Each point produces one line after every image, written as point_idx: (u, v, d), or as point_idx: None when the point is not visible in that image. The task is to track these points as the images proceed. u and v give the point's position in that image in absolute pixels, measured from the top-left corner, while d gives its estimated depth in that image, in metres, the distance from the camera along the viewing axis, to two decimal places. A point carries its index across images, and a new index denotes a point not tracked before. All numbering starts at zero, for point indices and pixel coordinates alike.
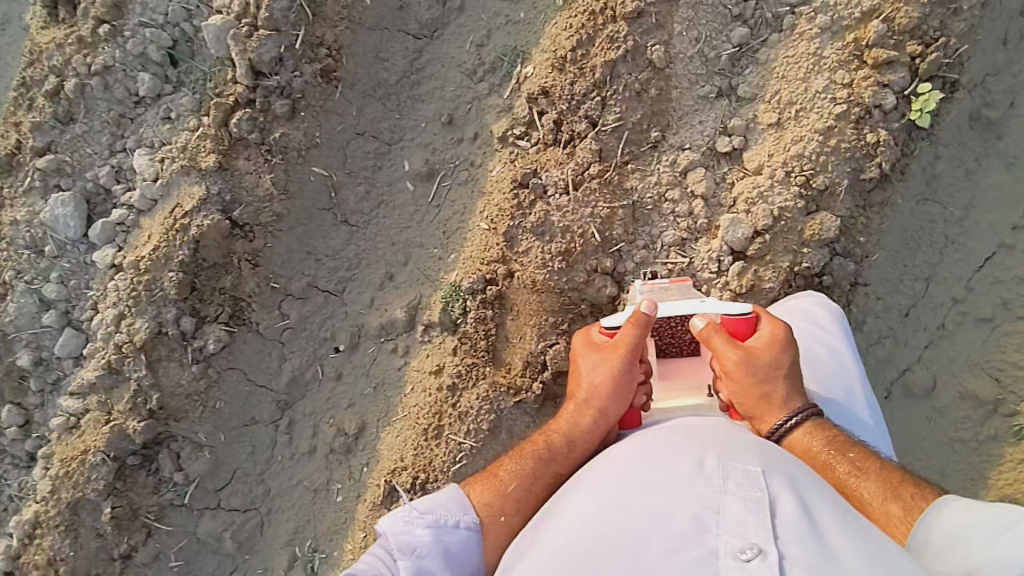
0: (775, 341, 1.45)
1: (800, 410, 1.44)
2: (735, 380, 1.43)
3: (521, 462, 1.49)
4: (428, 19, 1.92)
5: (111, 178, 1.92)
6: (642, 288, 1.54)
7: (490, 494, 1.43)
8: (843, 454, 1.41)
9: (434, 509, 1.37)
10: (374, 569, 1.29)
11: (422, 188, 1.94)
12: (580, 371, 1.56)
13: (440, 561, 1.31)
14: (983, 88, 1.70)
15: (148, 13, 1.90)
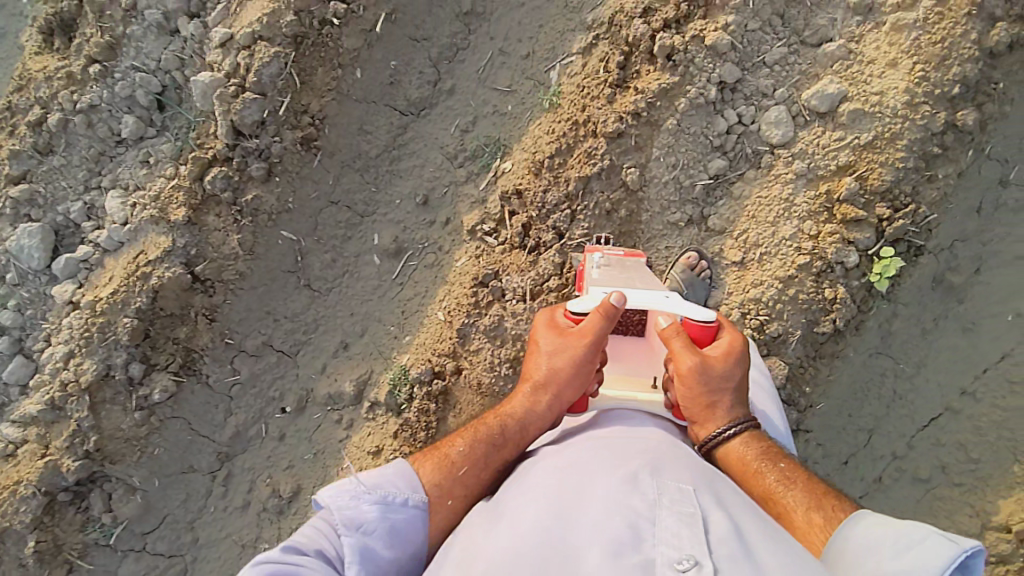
0: (732, 355, 1.37)
1: (742, 421, 1.37)
2: (687, 385, 1.34)
3: (472, 444, 1.34)
4: (416, 97, 1.93)
5: (82, 214, 1.94)
6: (601, 261, 1.55)
7: (436, 474, 1.28)
8: (774, 464, 1.34)
9: (382, 483, 1.22)
10: (312, 548, 1.12)
11: (389, 263, 1.95)
12: (539, 353, 1.44)
13: (385, 541, 1.16)
14: (951, 253, 1.70)
15: (140, 58, 1.91)
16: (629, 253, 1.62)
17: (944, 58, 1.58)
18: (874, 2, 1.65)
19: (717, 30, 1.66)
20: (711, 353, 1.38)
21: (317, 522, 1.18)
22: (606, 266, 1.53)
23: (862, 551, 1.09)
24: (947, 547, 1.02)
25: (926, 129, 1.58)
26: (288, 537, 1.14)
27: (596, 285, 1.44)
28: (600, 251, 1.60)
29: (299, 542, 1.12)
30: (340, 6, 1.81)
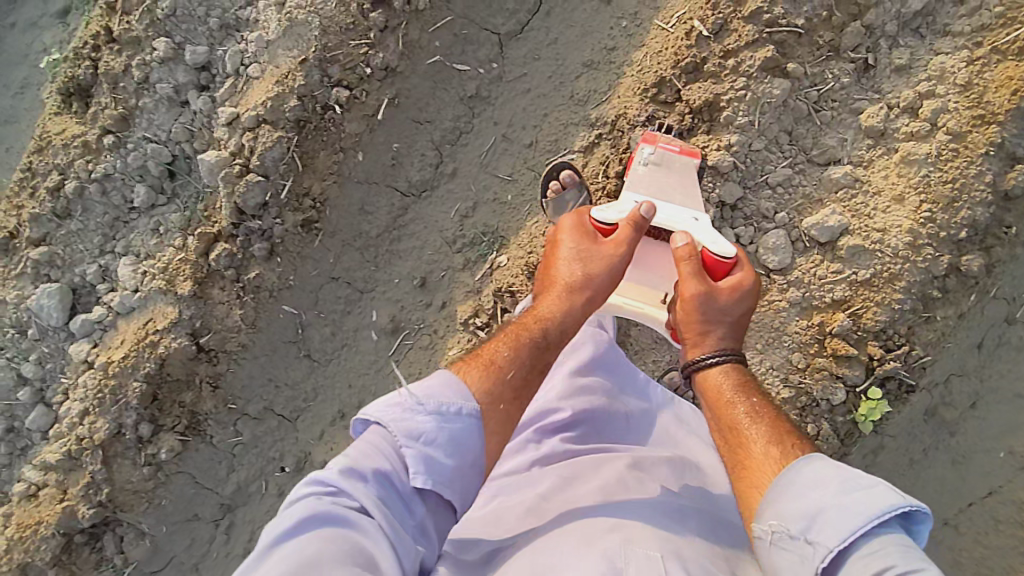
0: (741, 288, 1.39)
1: (731, 354, 1.38)
2: (687, 305, 1.40)
3: (519, 342, 1.34)
4: (417, 179, 1.92)
5: (98, 277, 2.03)
6: (649, 160, 1.59)
7: (482, 383, 1.24)
8: (747, 398, 1.31)
9: (435, 392, 1.17)
10: (370, 464, 1.10)
11: (385, 340, 1.99)
12: (565, 259, 1.47)
13: (445, 449, 1.13)
14: (945, 387, 1.67)
15: (152, 129, 1.95)
16: (684, 148, 1.62)
17: (954, 197, 1.51)
18: (886, 128, 1.59)
19: (720, 149, 1.62)
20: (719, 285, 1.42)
21: (372, 430, 1.15)
22: (653, 166, 1.59)
23: (805, 486, 1.08)
24: (889, 493, 1.03)
25: (928, 272, 1.54)
26: (344, 451, 1.13)
27: (633, 189, 1.56)
28: (654, 145, 1.60)
29: (356, 456, 1.11)
30: (342, 93, 1.81)
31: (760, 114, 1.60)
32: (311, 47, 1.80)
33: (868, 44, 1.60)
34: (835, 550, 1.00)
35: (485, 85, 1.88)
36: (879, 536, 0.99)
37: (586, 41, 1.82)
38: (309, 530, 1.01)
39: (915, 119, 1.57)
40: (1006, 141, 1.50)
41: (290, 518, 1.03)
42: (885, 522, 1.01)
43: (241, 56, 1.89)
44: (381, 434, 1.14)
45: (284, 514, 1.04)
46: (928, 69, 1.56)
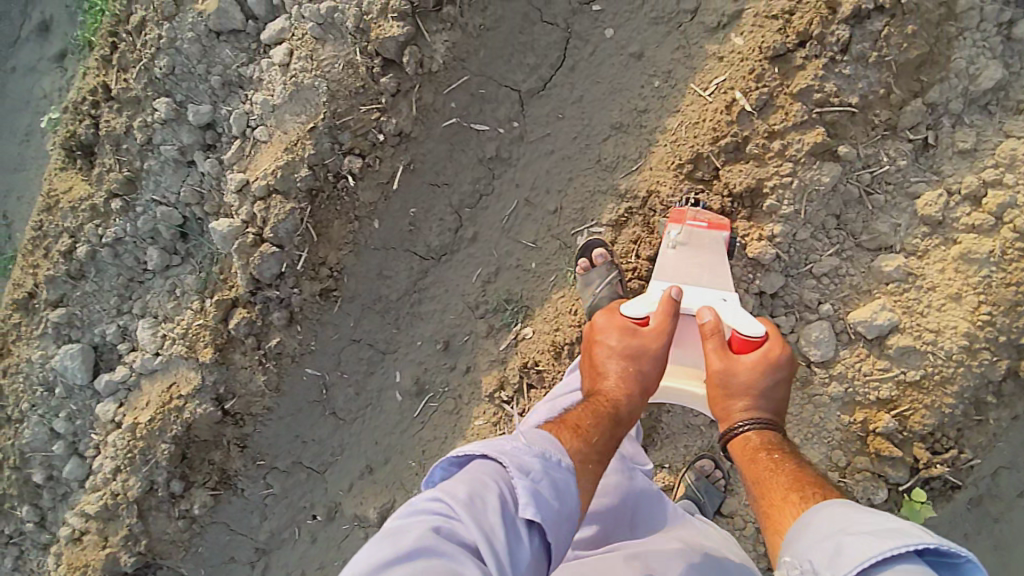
0: (769, 360, 1.28)
1: (762, 418, 1.27)
2: (711, 372, 1.31)
3: (594, 420, 1.24)
4: (437, 243, 1.83)
5: (117, 335, 1.98)
6: (677, 241, 1.48)
7: (579, 445, 1.16)
8: (769, 456, 1.21)
9: (539, 442, 1.10)
10: (483, 494, 0.97)
11: (410, 402, 1.93)
12: (608, 352, 1.37)
13: (552, 497, 1.02)
14: (992, 480, 1.60)
15: (160, 191, 1.87)
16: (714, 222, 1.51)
17: (1018, 300, 1.40)
18: (945, 216, 1.46)
19: (761, 240, 1.52)
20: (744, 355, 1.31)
21: (480, 463, 1.05)
22: (681, 248, 1.48)
23: (818, 524, 1.00)
24: (910, 528, 0.91)
25: (983, 377, 1.45)
26: (449, 483, 1.01)
27: (659, 275, 1.47)
28: (682, 224, 1.50)
29: (466, 488, 0.98)
30: (355, 163, 1.71)
31: (806, 202, 1.49)
32: (321, 113, 1.69)
33: (929, 121, 1.47)
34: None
35: (506, 145, 1.75)
36: (892, 564, 0.87)
37: (614, 99, 1.68)
38: (419, 559, 0.86)
39: (978, 210, 1.44)
40: None
41: (401, 538, 0.89)
42: (903, 554, 0.88)
43: (247, 117, 1.79)
44: (492, 467, 1.03)
45: (388, 536, 0.90)
46: (996, 154, 1.42)
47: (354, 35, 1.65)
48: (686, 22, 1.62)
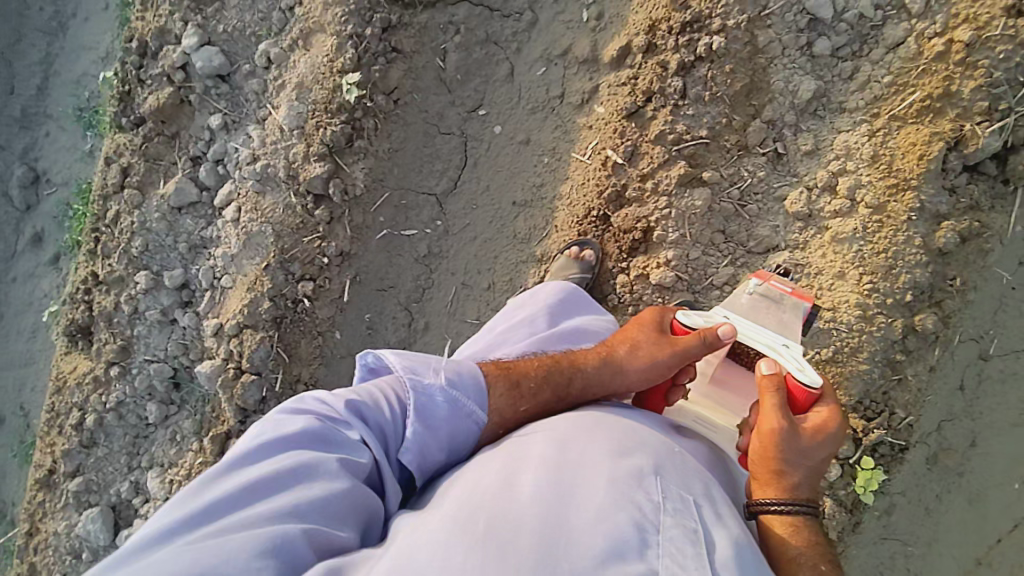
0: (827, 435, 1.17)
1: (802, 505, 1.15)
2: (767, 433, 1.17)
3: (537, 386, 1.29)
4: (395, 339, 2.03)
5: (132, 491, 2.15)
6: (756, 289, 1.43)
7: (505, 402, 1.26)
8: (815, 564, 1.10)
9: (460, 384, 1.22)
10: (376, 417, 1.18)
11: None
12: (625, 337, 1.38)
13: (442, 444, 1.20)
14: (938, 434, 1.69)
15: (151, 351, 2.10)
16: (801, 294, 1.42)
17: (891, 266, 1.58)
18: (811, 210, 1.67)
19: (660, 266, 1.74)
20: (802, 422, 1.19)
21: (386, 383, 1.24)
22: (756, 296, 1.41)
23: None
24: None
25: (886, 339, 1.59)
26: (348, 392, 1.20)
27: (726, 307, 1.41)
28: (767, 280, 1.46)
29: (364, 404, 1.18)
30: (308, 286, 1.96)
31: (689, 225, 1.73)
32: (270, 252, 1.96)
33: (774, 135, 1.70)
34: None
35: (434, 242, 2.01)
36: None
37: (516, 180, 1.96)
38: (306, 452, 1.08)
39: (835, 196, 1.65)
40: (927, 204, 1.56)
41: (292, 424, 1.10)
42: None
43: (213, 270, 2.06)
44: (389, 393, 1.22)
45: (280, 422, 1.11)
46: (835, 149, 1.66)
47: (286, 182, 1.95)
48: (557, 105, 1.91)
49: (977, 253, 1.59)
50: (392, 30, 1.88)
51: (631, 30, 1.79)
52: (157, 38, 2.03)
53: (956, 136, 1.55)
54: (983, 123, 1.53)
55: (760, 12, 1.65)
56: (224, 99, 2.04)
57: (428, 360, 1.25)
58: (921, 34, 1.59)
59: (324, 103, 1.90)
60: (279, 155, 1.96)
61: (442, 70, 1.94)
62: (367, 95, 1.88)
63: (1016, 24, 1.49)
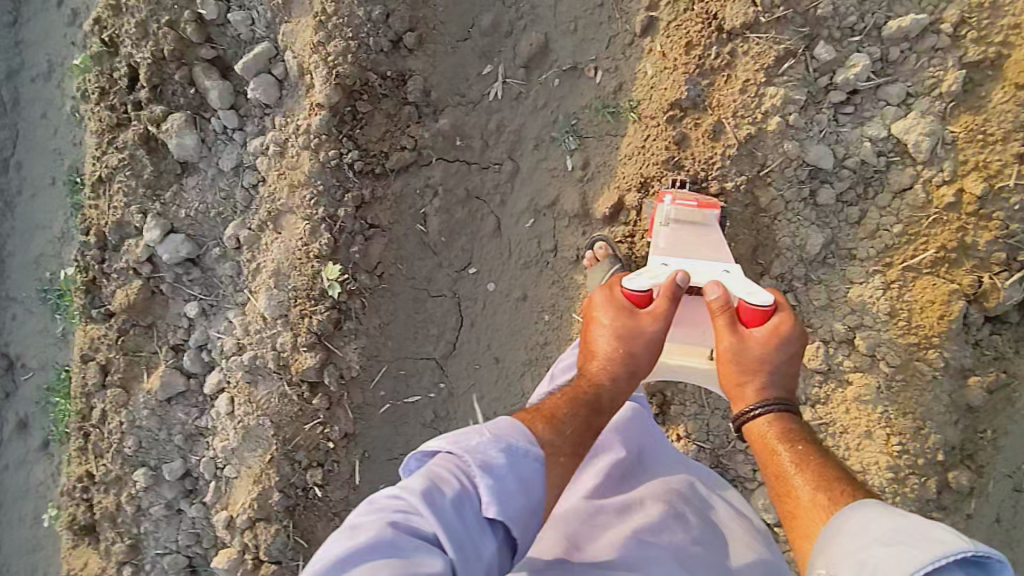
0: (777, 333, 1.24)
1: (778, 403, 1.23)
2: (725, 350, 1.26)
3: (574, 409, 1.21)
4: None
5: None
6: (670, 216, 1.50)
7: (550, 436, 1.13)
8: (793, 446, 1.17)
9: (506, 434, 1.04)
10: (441, 498, 0.95)
11: None
12: (604, 330, 1.31)
13: (518, 487, 0.99)
14: None
15: (161, 544, 2.02)
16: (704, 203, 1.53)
17: (920, 427, 1.55)
18: (831, 364, 1.59)
19: (680, 440, 1.68)
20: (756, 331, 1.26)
21: (443, 459, 1.01)
22: (674, 223, 1.49)
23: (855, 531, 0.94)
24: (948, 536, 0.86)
25: (921, 498, 1.56)
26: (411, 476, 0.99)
27: (656, 250, 1.45)
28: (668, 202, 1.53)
29: (425, 483, 0.96)
30: (317, 474, 1.89)
31: (708, 396, 1.66)
32: (273, 444, 1.87)
33: (784, 288, 1.62)
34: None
35: (440, 406, 1.92)
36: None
37: (517, 339, 1.87)
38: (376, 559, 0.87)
39: (854, 349, 1.58)
40: (952, 360, 1.53)
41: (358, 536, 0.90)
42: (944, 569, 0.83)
43: (214, 461, 1.98)
44: (453, 461, 1.00)
45: (348, 531, 0.92)
46: (849, 303, 1.58)
47: (278, 371, 1.85)
48: (552, 259, 1.81)
49: (1004, 400, 1.56)
50: (367, 205, 1.77)
51: (622, 184, 1.68)
52: (116, 230, 1.90)
53: (975, 291, 1.50)
54: (1002, 274, 1.49)
55: (760, 172, 1.55)
56: (198, 284, 1.92)
57: (469, 428, 1.06)
58: (928, 180, 1.51)
59: (305, 290, 1.79)
60: (266, 344, 1.85)
61: (424, 235, 1.83)
62: (350, 276, 1.78)
63: None
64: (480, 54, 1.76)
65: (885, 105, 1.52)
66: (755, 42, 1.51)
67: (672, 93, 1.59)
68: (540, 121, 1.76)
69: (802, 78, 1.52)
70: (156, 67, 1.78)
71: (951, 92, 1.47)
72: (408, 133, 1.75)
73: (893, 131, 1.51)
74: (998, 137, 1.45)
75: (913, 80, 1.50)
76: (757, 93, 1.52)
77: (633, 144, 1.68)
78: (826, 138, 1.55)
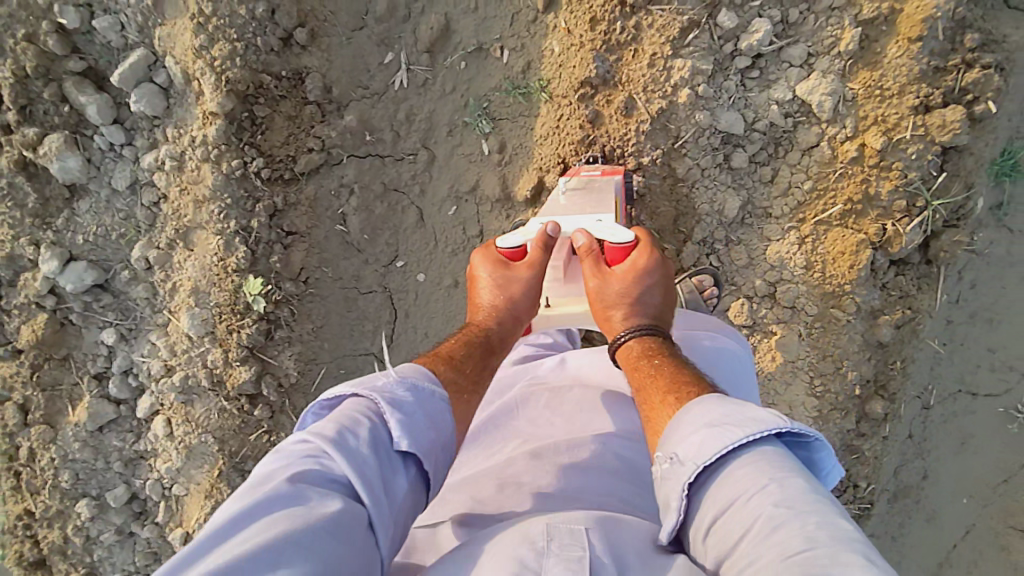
0: (636, 267, 1.25)
1: (643, 327, 1.23)
2: (589, 285, 1.27)
3: (467, 350, 1.21)
4: None
5: None
6: (567, 186, 1.49)
7: (451, 375, 1.13)
8: (648, 362, 1.15)
9: (413, 374, 1.04)
10: (352, 434, 0.93)
11: None
12: (482, 284, 1.32)
13: (425, 425, 0.98)
14: (895, 478, 1.86)
15: (118, 567, 2.00)
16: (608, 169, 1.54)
17: (839, 366, 1.66)
18: (756, 318, 1.68)
19: None
20: (619, 266, 1.28)
21: (351, 403, 0.99)
22: (570, 193, 1.46)
23: (693, 414, 0.93)
24: (767, 415, 0.89)
25: (841, 428, 1.73)
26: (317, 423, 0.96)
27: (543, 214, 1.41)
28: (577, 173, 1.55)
29: (333, 426, 0.94)
30: None
31: None
32: (219, 459, 1.86)
33: (707, 251, 1.67)
34: (707, 466, 0.86)
35: None
36: (747, 453, 0.85)
37: (454, 324, 1.83)
38: (283, 505, 0.84)
39: (776, 303, 1.67)
40: (863, 304, 1.62)
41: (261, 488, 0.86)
42: (760, 439, 0.87)
43: (160, 482, 1.94)
44: (362, 402, 0.98)
45: (251, 485, 0.87)
46: (768, 259, 1.65)
47: (213, 389, 1.81)
48: (478, 245, 1.77)
49: (911, 332, 1.69)
50: (281, 213, 1.71)
51: (542, 165, 1.67)
52: (7, 267, 1.76)
53: (880, 238, 1.58)
54: (903, 220, 1.56)
55: (674, 143, 1.57)
56: (111, 309, 1.83)
57: (373, 375, 1.05)
58: (833, 138, 1.56)
59: (228, 305, 1.73)
60: (196, 363, 1.80)
61: (346, 233, 1.78)
62: (273, 286, 1.73)
63: (925, 123, 1.50)
64: (380, 40, 1.68)
65: (789, 67, 1.55)
66: (658, 15, 1.50)
67: (581, 72, 1.57)
68: (451, 106, 1.71)
69: (708, 48, 1.52)
70: (20, 87, 1.61)
71: (848, 51, 1.50)
72: (313, 134, 1.68)
73: (797, 92, 1.54)
74: (893, 91, 1.50)
75: (814, 40, 1.52)
76: (665, 67, 1.52)
77: (548, 123, 1.66)
78: (736, 103, 1.57)
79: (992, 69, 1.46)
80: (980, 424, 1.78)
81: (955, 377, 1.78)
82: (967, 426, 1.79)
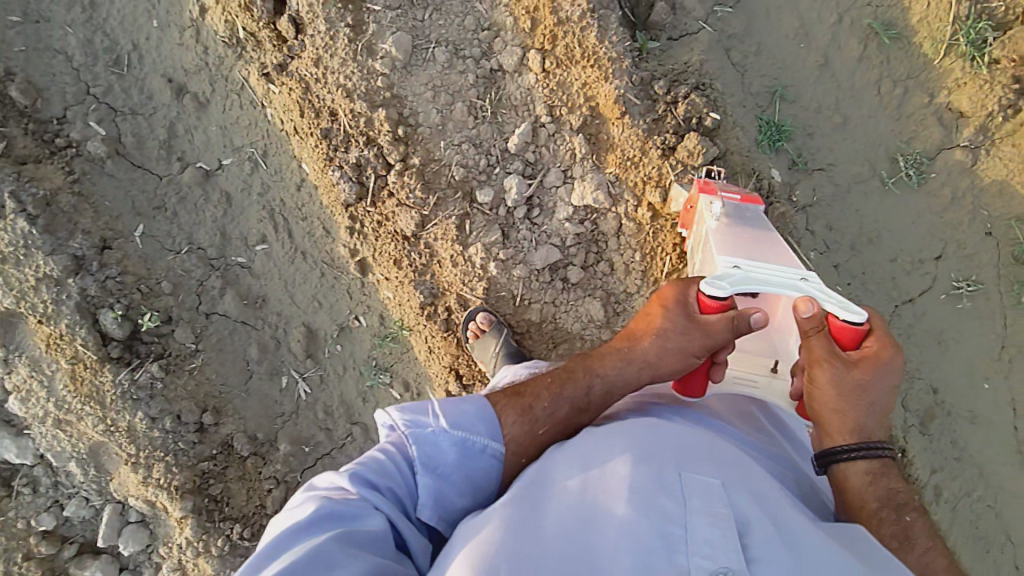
0: (881, 366, 1.13)
1: (874, 448, 1.14)
2: (824, 376, 1.13)
3: (557, 408, 1.24)
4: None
5: None
6: (721, 211, 1.50)
7: (520, 428, 1.18)
8: (900, 514, 1.10)
9: (464, 422, 1.13)
10: (385, 482, 1.08)
11: None
12: (656, 326, 1.29)
13: (459, 487, 1.11)
14: (912, 411, 1.81)
15: None
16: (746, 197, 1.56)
17: None
18: None
19: None
20: (853, 356, 1.15)
21: (391, 442, 1.13)
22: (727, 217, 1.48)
23: None
24: None
25: None
26: (354, 461, 1.10)
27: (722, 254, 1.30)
28: (715, 194, 1.55)
29: (368, 470, 1.07)
30: None
31: None
32: None
33: None
34: None
35: None
36: None
37: None
38: (320, 530, 0.96)
39: None
40: None
41: (303, 510, 1.00)
42: None
43: None
44: (398, 447, 1.12)
45: (288, 514, 1.01)
46: None
47: None
48: None
49: None
50: None
51: (441, 381, 1.89)
52: None
53: None
54: None
55: (516, 302, 1.80)
56: None
57: (427, 403, 1.15)
58: (627, 213, 1.76)
59: None
60: None
61: None
62: None
63: (679, 159, 1.70)
64: (269, 375, 1.94)
65: (557, 190, 1.78)
66: (434, 229, 1.78)
67: (414, 300, 1.84)
68: (352, 380, 1.94)
69: (488, 222, 1.77)
70: None
71: (585, 151, 1.75)
72: (264, 476, 1.88)
73: (575, 203, 1.76)
74: (638, 156, 1.72)
75: (558, 161, 1.77)
76: (466, 259, 1.77)
77: (423, 349, 1.91)
78: (541, 240, 1.78)
79: (692, 95, 1.72)
80: (944, 317, 1.80)
81: (884, 298, 1.82)
82: (931, 327, 1.80)
